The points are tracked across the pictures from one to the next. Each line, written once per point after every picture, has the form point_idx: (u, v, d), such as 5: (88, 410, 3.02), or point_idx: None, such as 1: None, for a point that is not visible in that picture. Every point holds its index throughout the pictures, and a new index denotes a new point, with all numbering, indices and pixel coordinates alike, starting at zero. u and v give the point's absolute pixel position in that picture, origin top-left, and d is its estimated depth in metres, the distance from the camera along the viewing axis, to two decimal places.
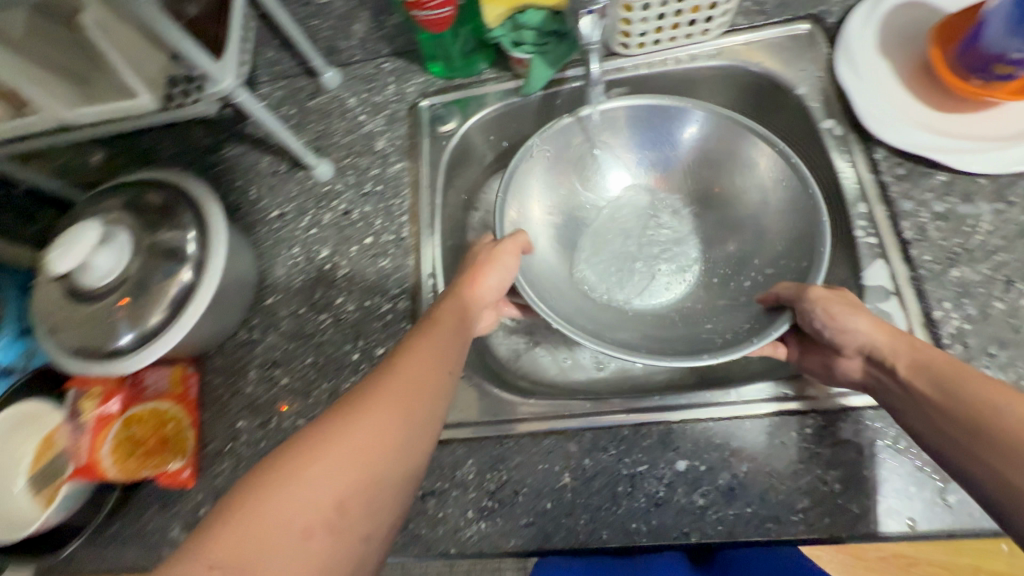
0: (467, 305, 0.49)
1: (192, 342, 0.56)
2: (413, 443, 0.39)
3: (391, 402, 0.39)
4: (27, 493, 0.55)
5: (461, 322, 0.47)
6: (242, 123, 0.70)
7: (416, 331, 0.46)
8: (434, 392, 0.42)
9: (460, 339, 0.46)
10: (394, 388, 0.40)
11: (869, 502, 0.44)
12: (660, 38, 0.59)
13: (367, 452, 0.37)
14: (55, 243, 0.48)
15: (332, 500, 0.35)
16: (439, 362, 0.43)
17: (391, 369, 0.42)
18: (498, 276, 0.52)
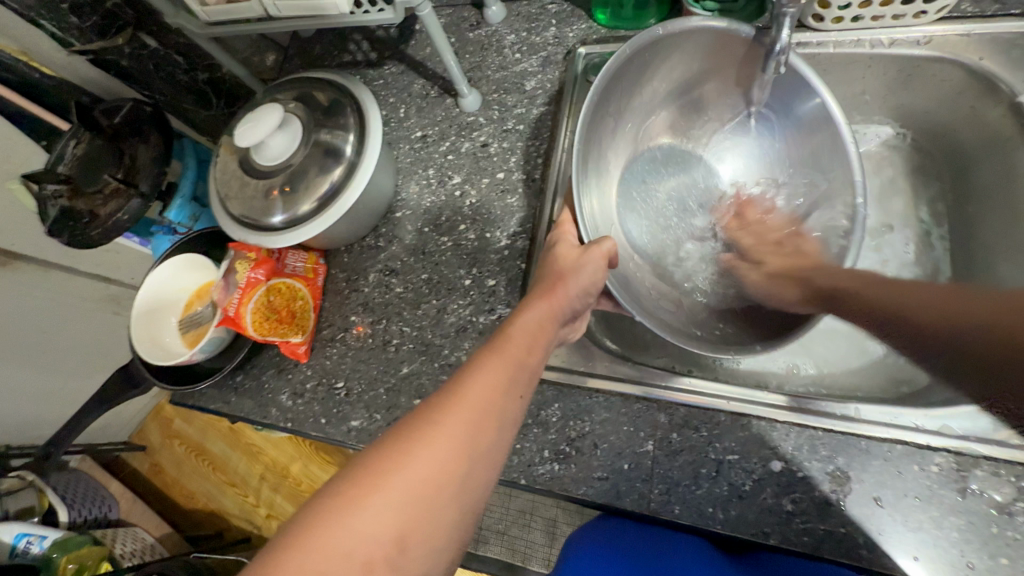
0: (544, 323, 0.44)
1: (329, 235, 0.61)
2: (478, 473, 0.35)
3: (462, 424, 0.35)
4: (177, 331, 0.65)
5: (534, 338, 0.43)
6: (404, 44, 0.74)
7: (487, 344, 0.41)
8: (504, 416, 0.37)
9: (530, 358, 0.42)
10: (467, 408, 0.36)
11: (992, 561, 0.39)
12: (864, 14, 0.53)
13: (434, 479, 0.33)
14: (243, 120, 0.54)
15: (394, 533, 0.31)
16: (509, 380, 0.39)
17: (461, 385, 0.38)
18: (586, 280, 0.48)
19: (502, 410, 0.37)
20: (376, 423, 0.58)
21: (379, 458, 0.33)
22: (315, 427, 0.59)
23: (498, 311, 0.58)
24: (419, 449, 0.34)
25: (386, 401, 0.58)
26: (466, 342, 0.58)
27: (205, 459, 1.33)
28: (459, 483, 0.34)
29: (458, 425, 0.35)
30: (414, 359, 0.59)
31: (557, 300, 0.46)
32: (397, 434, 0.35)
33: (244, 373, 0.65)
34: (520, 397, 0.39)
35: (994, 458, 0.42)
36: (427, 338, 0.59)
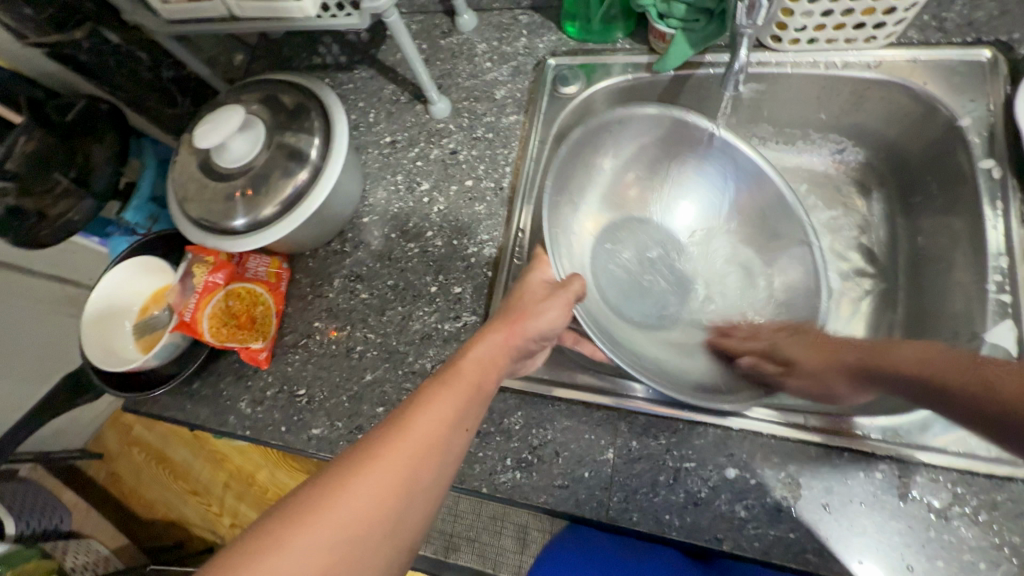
0: (495, 355, 0.44)
1: (292, 239, 0.60)
2: (412, 511, 0.35)
3: (401, 462, 0.35)
4: (131, 336, 0.63)
5: (482, 375, 0.42)
6: (376, 49, 0.73)
7: (434, 378, 0.41)
8: (444, 453, 0.37)
9: (476, 389, 0.41)
10: (407, 445, 0.36)
11: (931, 565, 0.41)
12: (818, 37, 0.55)
13: (366, 517, 0.33)
14: (203, 121, 0.53)
15: (316, 573, 0.31)
16: (454, 409, 0.39)
17: (403, 419, 0.37)
18: (548, 321, 0.47)
19: (445, 442, 0.38)
20: (337, 431, 0.57)
21: (306, 497, 0.33)
22: (275, 435, 0.58)
23: (463, 318, 0.58)
24: (352, 483, 0.34)
25: (348, 408, 0.57)
26: (431, 350, 0.57)
27: (165, 468, 1.29)
28: (394, 518, 0.34)
29: (393, 463, 0.35)
30: (378, 366, 0.58)
31: (509, 337, 0.45)
32: (335, 467, 0.34)
33: (201, 379, 0.63)
34: (466, 428, 0.40)
35: (933, 465, 0.44)
36: (391, 345, 0.59)
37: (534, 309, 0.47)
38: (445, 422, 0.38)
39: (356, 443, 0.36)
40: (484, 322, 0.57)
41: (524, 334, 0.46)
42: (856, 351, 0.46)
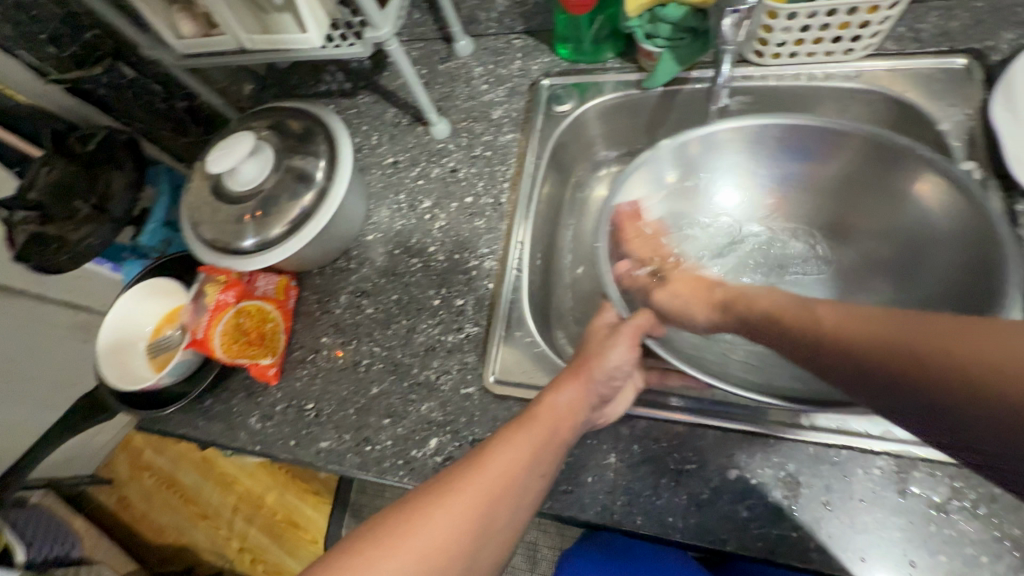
0: (572, 410, 0.45)
1: (300, 257, 0.63)
2: (491, 540, 0.39)
3: (482, 494, 0.39)
4: (143, 356, 0.64)
5: (559, 428, 0.44)
6: (378, 75, 0.77)
7: (513, 420, 0.45)
8: (519, 493, 0.41)
9: (556, 440, 0.44)
10: (489, 477, 0.40)
11: (934, 560, 0.41)
12: (799, 51, 0.58)
13: (450, 542, 0.37)
14: (216, 147, 0.56)
15: None
16: (536, 458, 0.42)
17: (486, 453, 0.41)
18: (614, 362, 0.48)
19: (521, 484, 0.41)
20: (345, 443, 0.58)
21: (410, 512, 0.37)
22: (284, 449, 0.59)
23: (466, 329, 0.59)
24: (439, 512, 0.38)
25: (356, 420, 0.59)
26: (435, 361, 0.59)
27: (175, 491, 1.30)
28: (472, 548, 0.38)
29: (473, 495, 0.39)
30: (384, 378, 0.60)
31: (581, 390, 0.46)
32: (424, 492, 0.39)
33: (212, 396, 0.64)
34: (541, 475, 0.42)
35: (929, 459, 0.44)
36: (397, 357, 0.60)
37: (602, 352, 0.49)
38: (526, 467, 0.42)
39: (443, 471, 0.41)
40: (486, 333, 0.59)
41: (594, 381, 0.47)
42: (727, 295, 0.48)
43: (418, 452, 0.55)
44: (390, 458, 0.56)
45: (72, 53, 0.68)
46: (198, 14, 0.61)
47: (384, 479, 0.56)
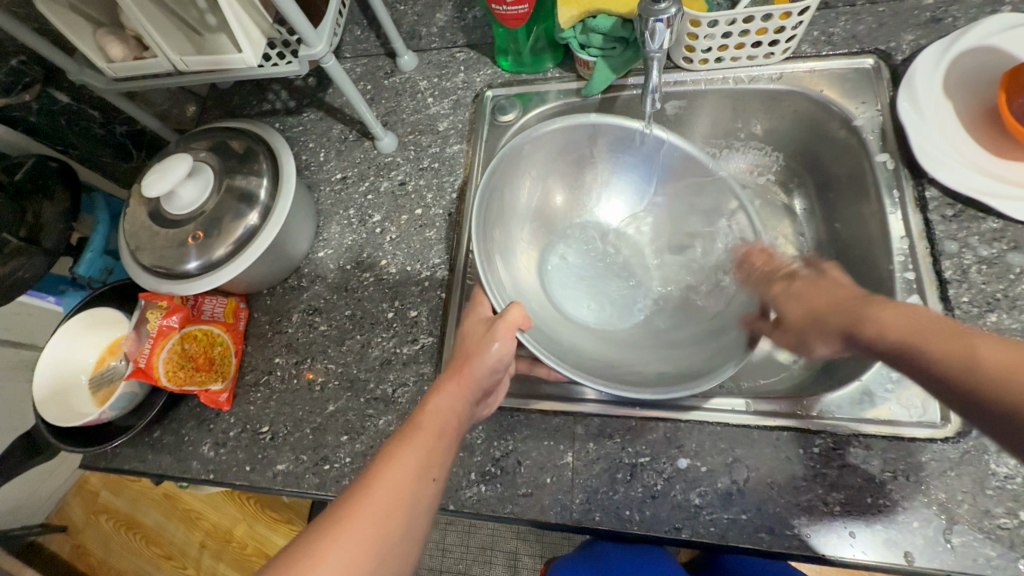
0: (452, 409, 0.45)
1: (247, 278, 0.62)
2: (392, 560, 0.37)
3: (374, 519, 0.37)
4: (84, 390, 0.62)
5: (447, 428, 0.44)
6: (323, 92, 0.77)
7: (394, 438, 0.43)
8: (415, 501, 0.39)
9: (446, 439, 0.43)
10: (380, 498, 0.38)
11: (869, 529, 0.43)
12: (724, 56, 0.61)
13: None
14: (152, 171, 0.55)
15: None
16: (431, 463, 0.41)
17: (372, 476, 0.39)
18: (495, 356, 0.47)
19: (414, 494, 0.39)
20: (302, 464, 0.57)
21: (306, 547, 0.35)
22: (239, 476, 0.58)
23: (421, 340, 0.59)
24: (336, 538, 0.35)
25: (312, 441, 0.58)
26: (391, 375, 0.59)
27: (136, 533, 1.23)
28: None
29: (370, 516, 0.37)
30: (340, 396, 0.59)
31: (464, 387, 0.46)
32: (305, 536, 0.36)
33: (163, 427, 0.62)
34: (433, 478, 0.41)
35: (862, 435, 0.47)
36: (352, 374, 0.60)
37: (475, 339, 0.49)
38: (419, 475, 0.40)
39: (325, 508, 0.38)
40: (440, 342, 0.59)
41: (471, 378, 0.47)
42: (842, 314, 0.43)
43: None
44: (350, 476, 0.55)
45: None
46: (129, 36, 0.60)
47: (343, 498, 0.55)
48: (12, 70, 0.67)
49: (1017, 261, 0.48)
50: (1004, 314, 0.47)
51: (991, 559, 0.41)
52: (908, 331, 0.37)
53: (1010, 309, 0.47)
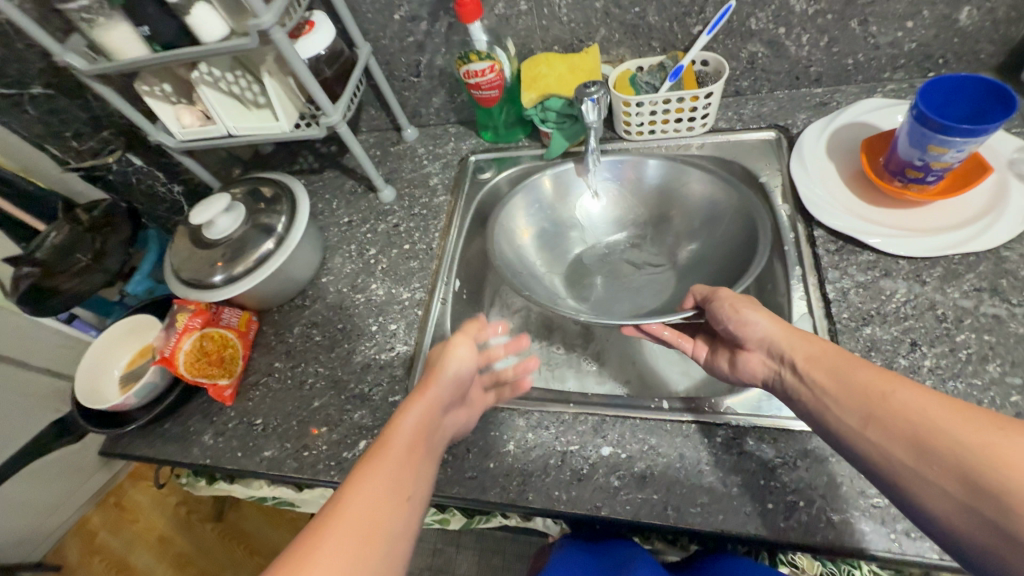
0: (428, 418, 0.49)
1: (261, 293, 0.75)
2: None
3: (351, 537, 0.38)
4: (115, 380, 0.74)
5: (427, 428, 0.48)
6: (342, 157, 0.95)
7: (363, 459, 0.44)
8: (395, 516, 0.41)
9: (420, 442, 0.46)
10: (353, 517, 0.39)
11: (761, 507, 0.50)
12: (655, 129, 0.76)
13: None
14: (199, 204, 0.71)
15: None
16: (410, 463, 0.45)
17: (342, 499, 0.41)
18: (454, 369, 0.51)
19: (389, 512, 0.41)
20: (286, 451, 0.66)
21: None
22: (231, 460, 0.67)
23: (397, 348, 0.70)
24: (313, 558, 0.37)
25: (297, 430, 0.67)
26: (369, 376, 0.69)
27: None
28: None
29: (345, 538, 0.38)
30: (325, 394, 0.69)
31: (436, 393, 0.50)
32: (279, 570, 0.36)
33: (172, 419, 0.72)
34: (410, 497, 0.43)
35: (759, 426, 0.54)
36: (337, 375, 0.70)
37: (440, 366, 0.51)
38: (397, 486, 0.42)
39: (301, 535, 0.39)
40: (414, 350, 0.69)
41: (434, 396, 0.49)
42: (773, 332, 0.52)
43: (349, 454, 0.63)
44: (325, 461, 0.63)
45: (89, 146, 0.94)
46: (198, 110, 0.79)
47: (317, 481, 0.63)
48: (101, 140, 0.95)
49: (886, 285, 0.58)
50: (876, 327, 0.56)
51: (865, 534, 0.47)
52: (840, 373, 0.45)
53: (882, 323, 0.56)
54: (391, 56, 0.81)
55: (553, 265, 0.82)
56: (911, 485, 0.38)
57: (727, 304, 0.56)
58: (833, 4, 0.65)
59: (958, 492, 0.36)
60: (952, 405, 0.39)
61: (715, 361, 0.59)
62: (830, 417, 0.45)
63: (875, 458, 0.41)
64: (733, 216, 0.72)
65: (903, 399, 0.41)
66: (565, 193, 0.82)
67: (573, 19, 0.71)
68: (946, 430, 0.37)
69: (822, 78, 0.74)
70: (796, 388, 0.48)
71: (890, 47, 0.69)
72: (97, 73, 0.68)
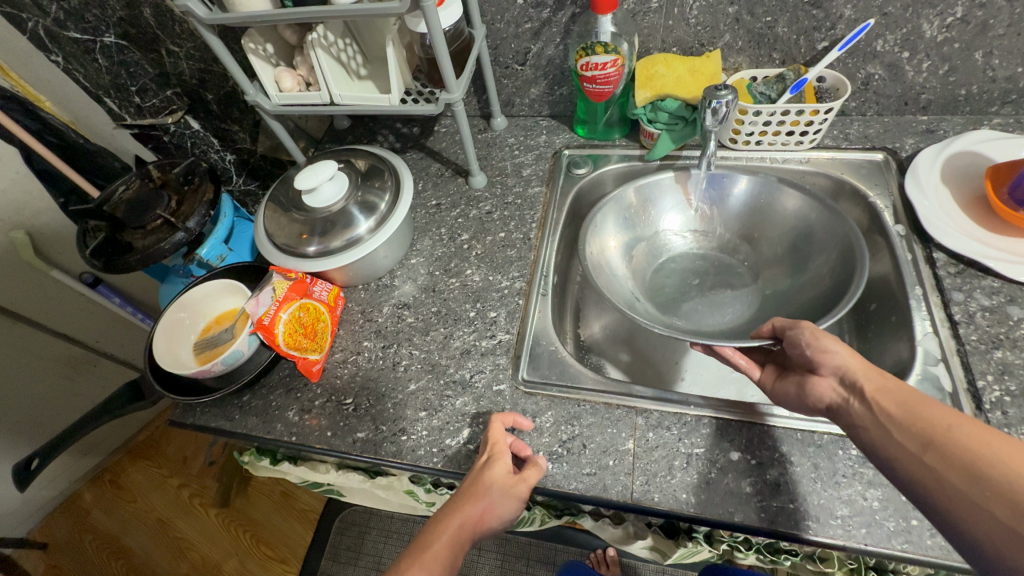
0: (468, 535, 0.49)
1: (354, 269, 0.73)
2: None
3: None
4: (192, 349, 0.70)
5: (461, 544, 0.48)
6: (425, 139, 0.93)
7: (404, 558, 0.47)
8: None
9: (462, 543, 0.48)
10: None
11: (904, 523, 0.49)
12: (762, 140, 0.77)
13: None
14: (305, 171, 0.68)
15: None
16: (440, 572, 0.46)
17: None
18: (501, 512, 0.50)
19: None
20: (381, 434, 0.62)
21: None
22: (320, 439, 0.63)
23: (498, 336, 0.68)
24: None
25: (393, 414, 0.64)
26: (470, 362, 0.66)
27: None
28: None
29: None
30: (422, 376, 0.66)
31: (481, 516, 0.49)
32: None
33: (252, 392, 0.69)
34: None
35: None
36: (434, 359, 0.67)
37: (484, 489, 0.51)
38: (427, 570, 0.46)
39: None
40: (516, 339, 0.68)
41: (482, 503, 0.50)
42: (843, 361, 0.47)
43: (452, 441, 0.60)
44: (425, 446, 0.60)
45: (151, 103, 0.89)
46: (299, 75, 0.77)
47: (416, 467, 0.60)
48: (165, 98, 0.89)
49: (1013, 311, 0.58)
50: (1007, 351, 0.56)
51: None
52: (907, 408, 0.42)
53: (1013, 347, 0.56)
54: (502, 40, 0.80)
55: (635, 262, 0.82)
56: (962, 509, 0.35)
57: (807, 332, 0.51)
58: (964, 33, 0.66)
59: (1007, 519, 0.33)
60: (1011, 443, 0.36)
61: (782, 386, 0.54)
62: (889, 444, 0.42)
63: (927, 484, 0.38)
64: (829, 241, 0.71)
65: (964, 433, 0.38)
66: (650, 203, 0.82)
67: (701, 22, 0.72)
68: (997, 462, 0.35)
69: (929, 106, 0.75)
70: (864, 420, 0.44)
71: (1005, 81, 0.70)
72: (216, 23, 0.66)
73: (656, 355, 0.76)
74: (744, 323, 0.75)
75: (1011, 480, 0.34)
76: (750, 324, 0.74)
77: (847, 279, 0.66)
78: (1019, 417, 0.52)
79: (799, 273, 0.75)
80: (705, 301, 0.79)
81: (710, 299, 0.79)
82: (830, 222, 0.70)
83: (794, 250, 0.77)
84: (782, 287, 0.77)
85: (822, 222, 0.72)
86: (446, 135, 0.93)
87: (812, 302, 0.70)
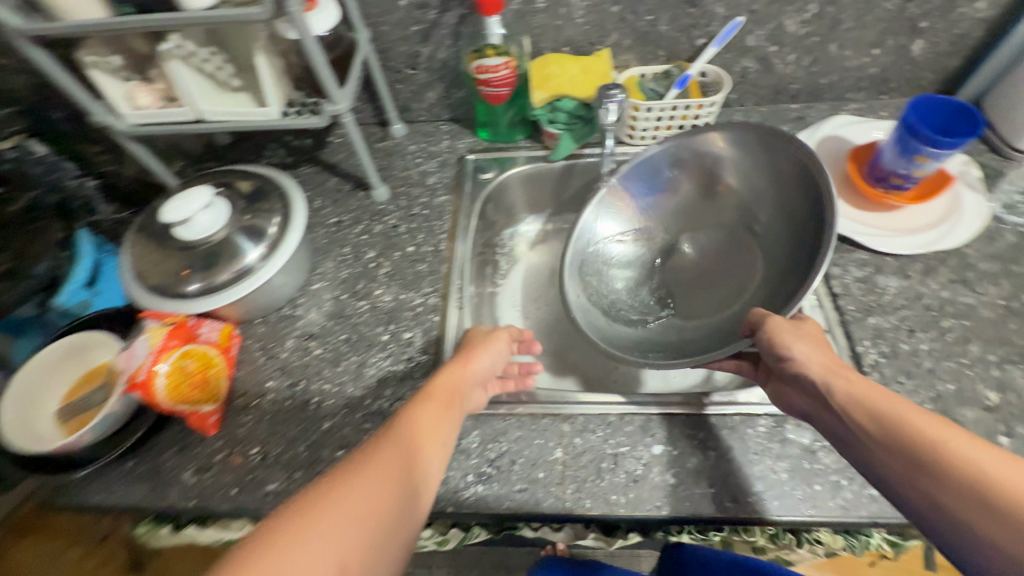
0: (455, 384, 0.52)
1: (248, 303, 0.66)
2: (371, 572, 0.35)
3: (391, 475, 0.40)
4: (56, 418, 0.60)
5: (453, 400, 0.50)
6: (319, 151, 0.87)
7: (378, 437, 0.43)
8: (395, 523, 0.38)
9: (411, 469, 0.41)
10: (391, 461, 0.41)
11: (809, 489, 0.53)
12: (655, 135, 0.79)
13: None
14: (175, 200, 0.60)
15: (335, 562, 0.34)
16: (423, 450, 0.44)
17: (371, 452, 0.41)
18: (485, 365, 0.55)
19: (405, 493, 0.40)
20: (295, 482, 0.57)
21: (281, 529, 0.34)
22: (225, 499, 0.57)
23: (416, 357, 0.65)
24: (315, 529, 0.35)
25: (307, 457, 0.58)
26: (388, 389, 0.63)
27: None
28: None
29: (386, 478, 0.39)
30: (336, 412, 0.61)
31: (461, 381, 0.52)
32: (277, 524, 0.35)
33: (138, 456, 0.60)
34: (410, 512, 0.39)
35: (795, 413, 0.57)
36: (348, 391, 0.63)
37: (470, 358, 0.55)
38: (372, 495, 0.38)
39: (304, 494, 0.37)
40: (435, 359, 0.65)
41: (465, 377, 0.53)
42: (815, 367, 0.49)
43: None
44: None
45: None
46: (157, 89, 0.67)
47: None
48: None
49: (880, 279, 0.65)
50: (879, 316, 0.62)
51: None
52: (881, 415, 0.44)
53: (882, 312, 0.62)
54: (389, 44, 0.75)
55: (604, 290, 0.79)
56: (942, 518, 0.38)
57: (769, 337, 0.54)
58: (820, 28, 0.71)
59: (980, 528, 0.36)
60: (986, 456, 0.38)
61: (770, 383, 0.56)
62: (865, 449, 0.44)
63: (904, 490, 0.41)
64: (770, 185, 0.70)
65: (928, 421, 0.42)
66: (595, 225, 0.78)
67: (588, 21, 0.72)
68: (965, 454, 0.39)
69: (799, 95, 0.81)
70: (842, 425, 0.46)
71: (857, 70, 0.77)
72: (38, 34, 0.56)
73: (616, 365, 0.76)
74: (728, 294, 0.73)
75: (993, 499, 0.36)
76: (733, 293, 0.72)
77: (807, 243, 0.64)
78: (892, 375, 0.58)
79: (756, 223, 0.73)
80: (683, 292, 0.77)
81: (687, 286, 0.78)
82: (767, 169, 0.70)
83: (749, 199, 0.73)
84: (749, 237, 0.74)
85: (752, 172, 0.72)
86: (342, 146, 0.87)
87: (784, 245, 0.68)
